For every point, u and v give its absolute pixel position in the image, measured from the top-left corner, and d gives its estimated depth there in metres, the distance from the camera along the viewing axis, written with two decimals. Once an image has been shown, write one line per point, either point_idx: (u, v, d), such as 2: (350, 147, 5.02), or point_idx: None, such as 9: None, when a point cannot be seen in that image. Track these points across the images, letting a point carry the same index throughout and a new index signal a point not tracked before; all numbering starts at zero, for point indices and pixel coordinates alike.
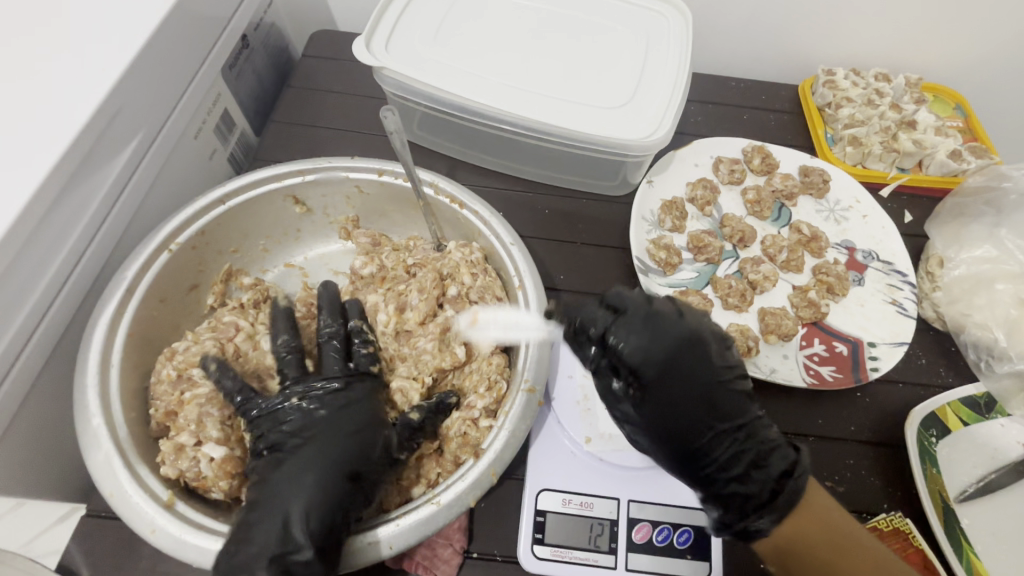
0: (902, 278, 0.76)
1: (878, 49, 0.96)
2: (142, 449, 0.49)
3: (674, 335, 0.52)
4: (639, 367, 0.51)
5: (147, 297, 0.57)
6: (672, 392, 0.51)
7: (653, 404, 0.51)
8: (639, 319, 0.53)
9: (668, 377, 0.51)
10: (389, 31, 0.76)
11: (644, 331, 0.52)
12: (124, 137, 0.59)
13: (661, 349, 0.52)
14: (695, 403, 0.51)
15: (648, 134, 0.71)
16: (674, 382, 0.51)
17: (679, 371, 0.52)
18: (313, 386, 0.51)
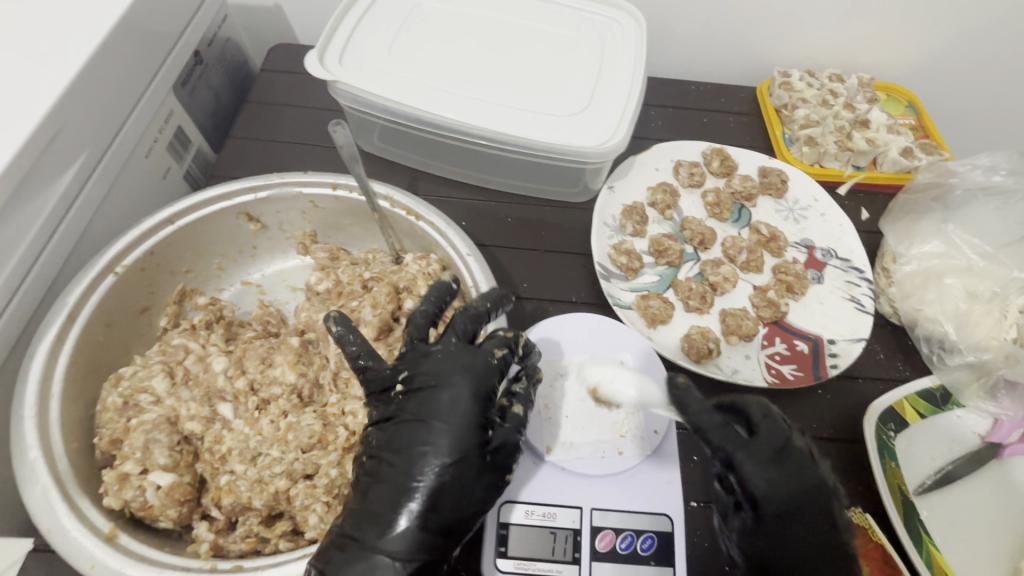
0: (859, 275, 0.77)
1: (831, 51, 0.98)
2: (85, 480, 0.47)
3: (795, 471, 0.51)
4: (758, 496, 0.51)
5: (90, 323, 0.55)
6: (788, 528, 0.51)
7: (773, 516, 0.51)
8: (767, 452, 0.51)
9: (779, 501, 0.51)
10: (343, 45, 0.76)
11: (768, 470, 0.51)
12: (64, 159, 0.57)
13: (785, 484, 0.51)
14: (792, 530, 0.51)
15: (605, 140, 0.71)
16: (792, 521, 0.51)
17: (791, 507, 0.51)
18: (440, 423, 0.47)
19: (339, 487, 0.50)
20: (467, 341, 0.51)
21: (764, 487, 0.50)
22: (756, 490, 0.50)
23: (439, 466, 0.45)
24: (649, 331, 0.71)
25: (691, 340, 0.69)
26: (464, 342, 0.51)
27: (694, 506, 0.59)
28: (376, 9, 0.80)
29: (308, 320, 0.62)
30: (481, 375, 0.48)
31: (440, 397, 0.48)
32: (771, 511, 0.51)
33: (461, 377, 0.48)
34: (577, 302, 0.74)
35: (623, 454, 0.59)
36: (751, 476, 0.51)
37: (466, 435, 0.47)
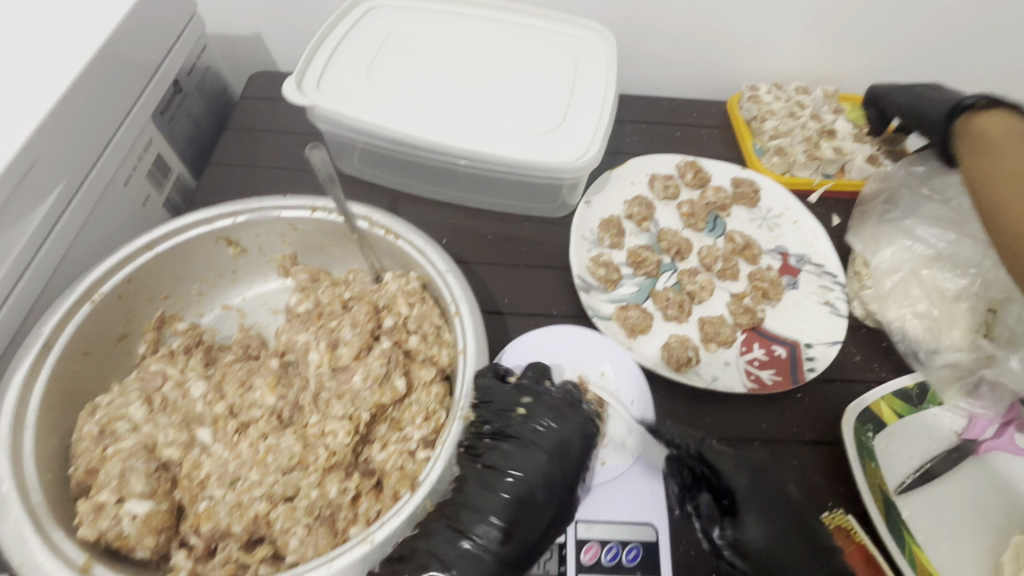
0: (833, 279, 0.79)
1: (796, 64, 1.02)
2: (59, 512, 0.47)
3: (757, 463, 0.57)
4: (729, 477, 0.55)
5: (66, 351, 0.55)
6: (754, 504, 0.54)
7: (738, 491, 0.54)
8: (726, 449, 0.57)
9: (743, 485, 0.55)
10: (320, 71, 0.77)
11: (737, 462, 0.56)
12: (40, 190, 0.58)
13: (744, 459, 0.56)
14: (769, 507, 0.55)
15: (579, 156, 0.73)
16: (774, 502, 0.55)
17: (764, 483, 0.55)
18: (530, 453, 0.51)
19: (320, 508, 0.50)
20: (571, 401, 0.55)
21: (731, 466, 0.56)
22: (729, 477, 0.55)
23: (515, 494, 0.49)
24: (629, 341, 0.72)
25: (669, 349, 0.70)
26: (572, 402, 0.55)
27: (679, 515, 0.60)
28: (352, 35, 0.82)
29: (287, 342, 0.62)
30: (589, 433, 0.53)
31: (542, 441, 0.52)
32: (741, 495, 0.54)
33: (571, 428, 0.53)
34: (558, 315, 0.75)
35: (604, 464, 0.60)
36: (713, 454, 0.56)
37: (551, 475, 0.50)
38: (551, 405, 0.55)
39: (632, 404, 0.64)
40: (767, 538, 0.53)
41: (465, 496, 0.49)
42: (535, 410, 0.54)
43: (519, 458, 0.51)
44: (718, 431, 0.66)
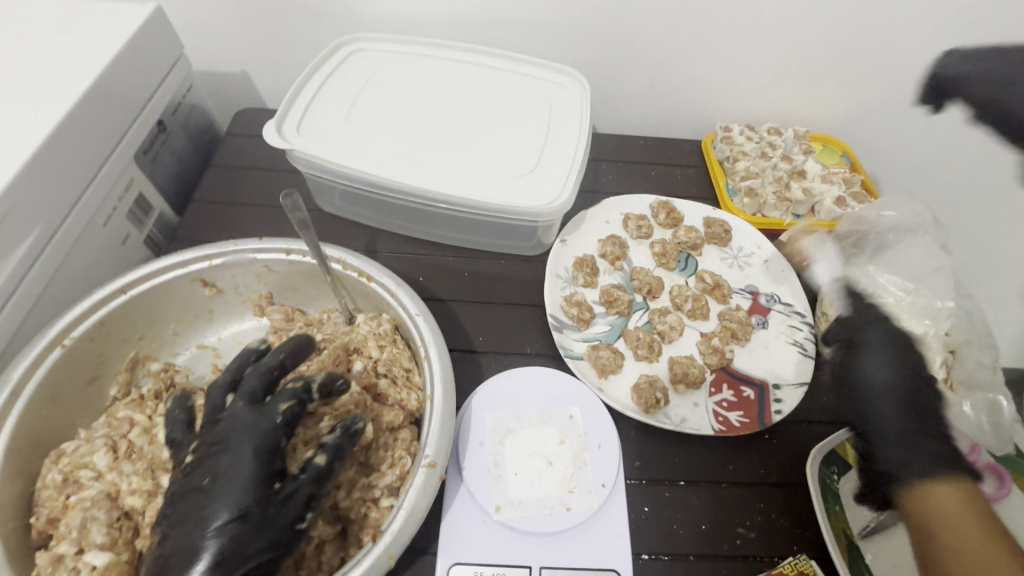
0: (801, 319, 0.81)
1: (769, 105, 1.05)
2: (17, 563, 0.47)
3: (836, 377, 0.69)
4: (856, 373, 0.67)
5: (36, 396, 0.55)
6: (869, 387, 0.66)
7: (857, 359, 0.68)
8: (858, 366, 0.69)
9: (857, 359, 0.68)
10: (301, 115, 0.80)
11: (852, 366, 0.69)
12: (17, 235, 0.59)
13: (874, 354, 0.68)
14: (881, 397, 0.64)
15: (550, 200, 0.75)
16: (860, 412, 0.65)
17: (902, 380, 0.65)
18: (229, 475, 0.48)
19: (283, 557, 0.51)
20: (253, 400, 0.53)
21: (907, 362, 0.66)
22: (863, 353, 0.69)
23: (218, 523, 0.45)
24: (599, 382, 0.72)
25: (638, 390, 0.71)
26: (249, 403, 0.52)
27: (645, 559, 0.59)
28: (333, 79, 0.84)
29: None
30: (262, 434, 0.50)
31: (220, 460, 0.49)
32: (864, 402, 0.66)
33: (243, 438, 0.50)
34: (531, 354, 0.76)
35: (570, 510, 0.59)
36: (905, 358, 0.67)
37: (245, 494, 0.47)
38: (231, 419, 0.51)
39: (598, 447, 0.65)
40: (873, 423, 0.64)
41: (181, 528, 0.46)
42: (228, 427, 0.51)
43: (226, 466, 0.48)
44: (687, 473, 0.67)
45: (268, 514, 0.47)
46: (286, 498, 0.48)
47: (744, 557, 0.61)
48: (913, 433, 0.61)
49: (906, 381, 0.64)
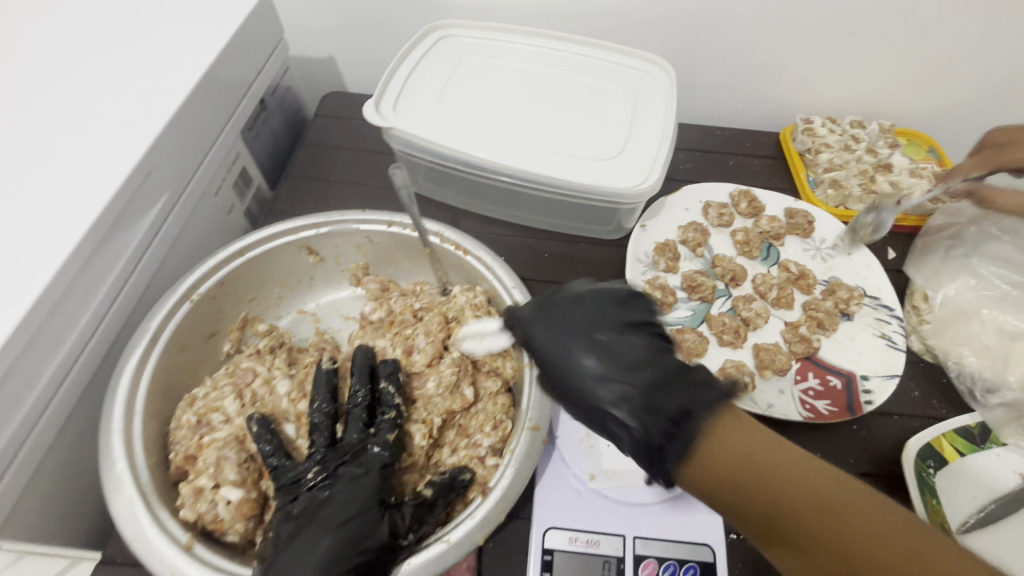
0: (890, 312, 0.79)
1: (851, 97, 1.03)
2: (162, 493, 0.51)
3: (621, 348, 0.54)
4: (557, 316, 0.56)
5: (169, 345, 0.59)
6: (567, 321, 0.56)
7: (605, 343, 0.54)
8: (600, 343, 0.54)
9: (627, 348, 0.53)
10: (396, 95, 0.83)
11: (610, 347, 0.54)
12: (152, 196, 0.64)
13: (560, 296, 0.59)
14: (576, 332, 0.54)
15: (639, 182, 0.76)
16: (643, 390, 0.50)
17: (593, 306, 0.57)
18: (341, 505, 0.49)
19: None
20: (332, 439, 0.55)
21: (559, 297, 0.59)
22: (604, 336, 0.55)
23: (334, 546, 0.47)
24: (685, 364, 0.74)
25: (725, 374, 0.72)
26: (328, 441, 0.54)
27: (734, 538, 0.58)
28: (425, 62, 0.87)
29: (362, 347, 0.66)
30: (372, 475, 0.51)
31: (331, 494, 0.50)
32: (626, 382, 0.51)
33: (350, 479, 0.51)
34: None
35: (664, 483, 0.60)
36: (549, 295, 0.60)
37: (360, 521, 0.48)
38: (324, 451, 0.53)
39: None
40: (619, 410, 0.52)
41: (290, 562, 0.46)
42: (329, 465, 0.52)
43: (337, 501, 0.49)
44: None
45: (329, 504, 0.49)
46: (342, 484, 0.50)
47: None
48: (664, 363, 0.51)
49: (595, 334, 0.54)
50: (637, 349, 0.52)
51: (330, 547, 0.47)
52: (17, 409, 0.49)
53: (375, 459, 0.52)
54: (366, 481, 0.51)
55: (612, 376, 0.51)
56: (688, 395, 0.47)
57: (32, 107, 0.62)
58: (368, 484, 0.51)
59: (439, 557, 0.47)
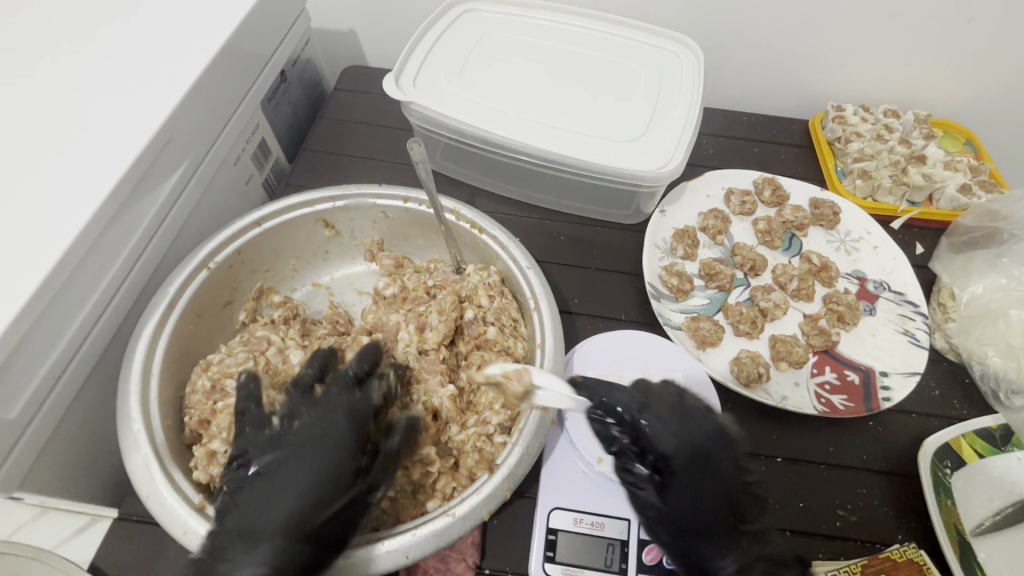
0: (914, 309, 0.76)
1: (886, 85, 0.99)
2: (177, 454, 0.52)
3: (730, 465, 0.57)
4: (676, 477, 0.57)
5: (185, 313, 0.60)
6: (694, 488, 0.56)
7: (696, 450, 0.57)
8: (701, 454, 0.57)
9: (703, 467, 0.57)
10: (416, 70, 0.82)
11: (707, 450, 0.57)
12: (171, 165, 0.64)
13: (673, 435, 0.58)
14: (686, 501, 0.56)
15: (661, 166, 0.74)
16: (708, 493, 0.56)
17: (707, 450, 0.57)
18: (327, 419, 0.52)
19: (402, 484, 0.54)
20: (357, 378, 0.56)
21: (665, 435, 0.58)
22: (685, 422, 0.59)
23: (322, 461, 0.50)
24: (698, 352, 0.72)
25: (739, 364, 0.70)
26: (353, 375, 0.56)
27: None
28: (445, 38, 0.86)
29: (375, 321, 0.66)
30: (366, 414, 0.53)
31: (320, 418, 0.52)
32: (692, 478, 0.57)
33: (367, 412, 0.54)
34: (628, 320, 0.76)
35: None
36: (668, 418, 0.59)
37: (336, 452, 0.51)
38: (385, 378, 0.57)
39: None
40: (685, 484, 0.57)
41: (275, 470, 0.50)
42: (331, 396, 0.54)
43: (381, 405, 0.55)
44: (783, 449, 0.66)
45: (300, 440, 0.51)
46: (309, 454, 0.50)
47: (846, 539, 0.59)
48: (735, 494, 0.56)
49: (726, 448, 0.58)
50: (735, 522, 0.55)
51: (316, 485, 0.49)
52: (39, 368, 0.51)
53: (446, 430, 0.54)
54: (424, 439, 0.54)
55: (713, 538, 0.54)
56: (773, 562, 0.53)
57: (55, 72, 0.62)
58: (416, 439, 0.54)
59: (443, 532, 0.47)
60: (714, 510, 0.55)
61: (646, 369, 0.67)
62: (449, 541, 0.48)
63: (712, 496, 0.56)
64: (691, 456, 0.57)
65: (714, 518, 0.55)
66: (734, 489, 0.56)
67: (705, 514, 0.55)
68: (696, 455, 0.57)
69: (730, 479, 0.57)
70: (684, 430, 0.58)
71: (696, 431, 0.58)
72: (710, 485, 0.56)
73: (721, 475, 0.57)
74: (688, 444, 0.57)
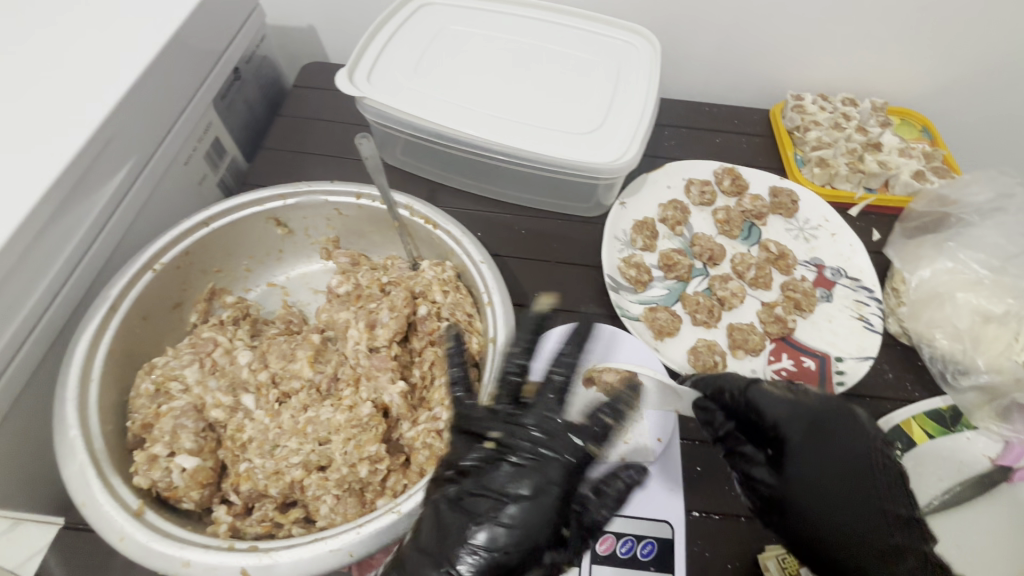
0: (869, 294, 0.77)
1: (844, 74, 1.00)
2: (117, 460, 0.51)
3: (842, 442, 0.53)
4: (802, 456, 0.53)
5: (129, 315, 0.59)
6: (819, 472, 0.52)
7: (802, 428, 0.54)
8: (812, 429, 0.54)
9: (809, 443, 0.53)
10: (371, 65, 0.81)
11: (822, 425, 0.54)
12: (114, 166, 0.62)
13: (806, 410, 0.55)
14: (851, 477, 0.52)
15: (617, 158, 0.74)
16: (838, 471, 0.52)
17: (817, 427, 0.54)
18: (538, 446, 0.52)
19: (350, 482, 0.52)
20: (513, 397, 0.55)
21: (781, 411, 0.54)
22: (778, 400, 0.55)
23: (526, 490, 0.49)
24: (656, 343, 0.73)
25: (696, 353, 0.72)
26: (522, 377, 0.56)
27: (696, 516, 0.60)
28: (401, 32, 0.85)
29: (328, 319, 0.66)
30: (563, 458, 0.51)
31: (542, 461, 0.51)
32: (804, 457, 0.53)
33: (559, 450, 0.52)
34: (588, 312, 0.76)
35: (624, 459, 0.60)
36: (761, 398, 0.55)
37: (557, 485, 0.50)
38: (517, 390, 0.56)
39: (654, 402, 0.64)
40: (812, 464, 0.52)
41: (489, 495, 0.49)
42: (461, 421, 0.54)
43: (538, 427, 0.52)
44: None
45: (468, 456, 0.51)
46: (513, 473, 0.50)
47: None
48: (864, 473, 0.52)
49: (836, 427, 0.54)
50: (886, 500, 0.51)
51: (479, 506, 0.48)
52: None
53: (554, 471, 0.50)
54: (529, 476, 0.49)
55: (868, 519, 0.50)
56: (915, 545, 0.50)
57: None
58: (555, 470, 0.50)
59: (388, 529, 0.47)
60: (845, 489, 0.51)
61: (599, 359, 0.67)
62: (398, 535, 0.48)
63: (830, 473, 0.52)
64: (788, 435, 0.54)
65: (838, 497, 0.51)
66: (862, 466, 0.52)
67: (819, 494, 0.52)
68: (794, 430, 0.54)
69: (851, 456, 0.53)
70: (784, 405, 0.55)
71: (808, 406, 0.55)
72: (828, 462, 0.52)
73: (836, 450, 0.53)
74: (827, 421, 0.54)
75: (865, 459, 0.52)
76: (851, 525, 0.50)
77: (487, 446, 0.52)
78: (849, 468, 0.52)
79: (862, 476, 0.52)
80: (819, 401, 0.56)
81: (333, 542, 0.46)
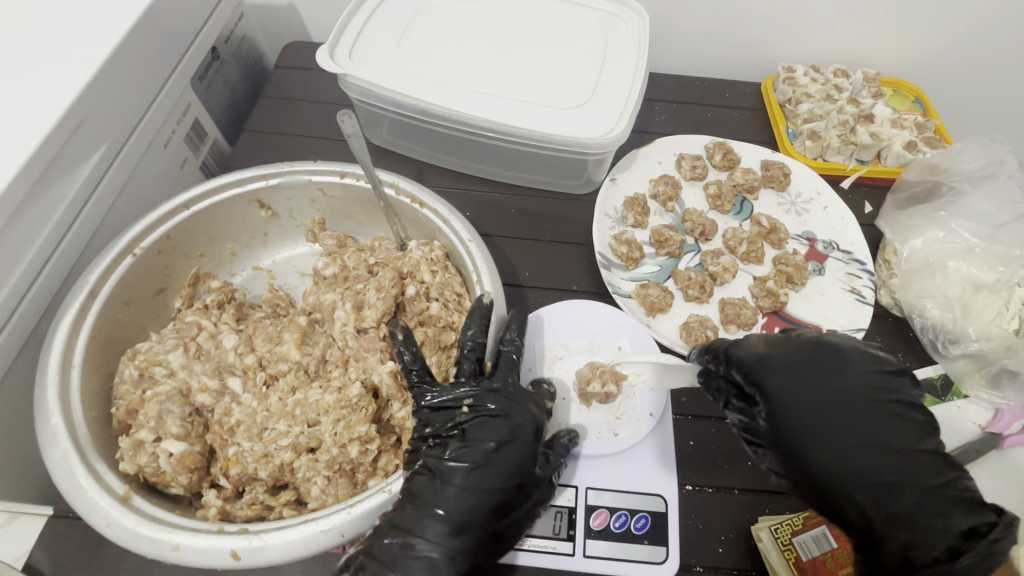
0: (861, 267, 0.77)
1: (836, 45, 0.98)
2: (101, 447, 0.51)
3: (836, 386, 0.51)
4: (783, 411, 0.49)
5: (109, 302, 0.58)
6: (812, 423, 0.49)
7: (783, 379, 0.50)
8: (798, 377, 0.51)
9: (795, 391, 0.50)
10: (353, 42, 0.78)
11: (807, 372, 0.51)
12: (88, 148, 0.60)
13: (776, 361, 0.51)
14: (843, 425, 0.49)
15: (607, 132, 0.72)
16: (838, 417, 0.50)
17: (799, 372, 0.51)
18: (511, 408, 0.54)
19: (340, 463, 0.52)
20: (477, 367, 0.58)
21: (753, 362, 0.51)
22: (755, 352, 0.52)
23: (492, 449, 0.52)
24: (647, 319, 0.72)
25: (688, 329, 0.71)
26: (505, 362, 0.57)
27: (689, 490, 0.60)
28: (383, 7, 0.82)
29: (315, 301, 0.65)
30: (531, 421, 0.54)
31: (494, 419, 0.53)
32: (795, 410, 0.49)
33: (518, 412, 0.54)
34: (579, 290, 0.76)
35: (617, 434, 0.63)
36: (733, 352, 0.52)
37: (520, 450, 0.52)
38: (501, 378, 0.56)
39: None
40: (804, 417, 0.49)
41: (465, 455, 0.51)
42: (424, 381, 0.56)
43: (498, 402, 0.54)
44: None
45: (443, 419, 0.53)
46: (482, 432, 0.52)
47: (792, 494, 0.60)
48: (870, 412, 0.50)
49: (825, 370, 0.51)
50: (892, 439, 0.50)
51: (483, 477, 0.50)
52: None
53: (528, 425, 0.53)
54: (504, 425, 0.52)
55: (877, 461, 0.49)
56: (925, 479, 0.49)
57: None
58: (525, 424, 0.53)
59: (379, 507, 0.48)
60: (850, 434, 0.49)
61: (592, 341, 0.69)
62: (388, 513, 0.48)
63: (830, 419, 0.49)
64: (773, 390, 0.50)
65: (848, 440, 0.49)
66: (861, 405, 0.50)
67: (826, 443, 0.49)
68: (776, 380, 0.50)
69: (845, 397, 0.51)
70: (759, 357, 0.51)
71: (783, 355, 0.51)
72: (825, 408, 0.50)
73: (834, 394, 0.51)
74: (802, 367, 0.51)
75: (865, 394, 0.51)
76: (857, 470, 0.48)
77: (460, 411, 0.53)
78: (845, 414, 0.50)
79: (866, 417, 0.50)
80: (798, 345, 0.53)
81: (331, 519, 0.46)
